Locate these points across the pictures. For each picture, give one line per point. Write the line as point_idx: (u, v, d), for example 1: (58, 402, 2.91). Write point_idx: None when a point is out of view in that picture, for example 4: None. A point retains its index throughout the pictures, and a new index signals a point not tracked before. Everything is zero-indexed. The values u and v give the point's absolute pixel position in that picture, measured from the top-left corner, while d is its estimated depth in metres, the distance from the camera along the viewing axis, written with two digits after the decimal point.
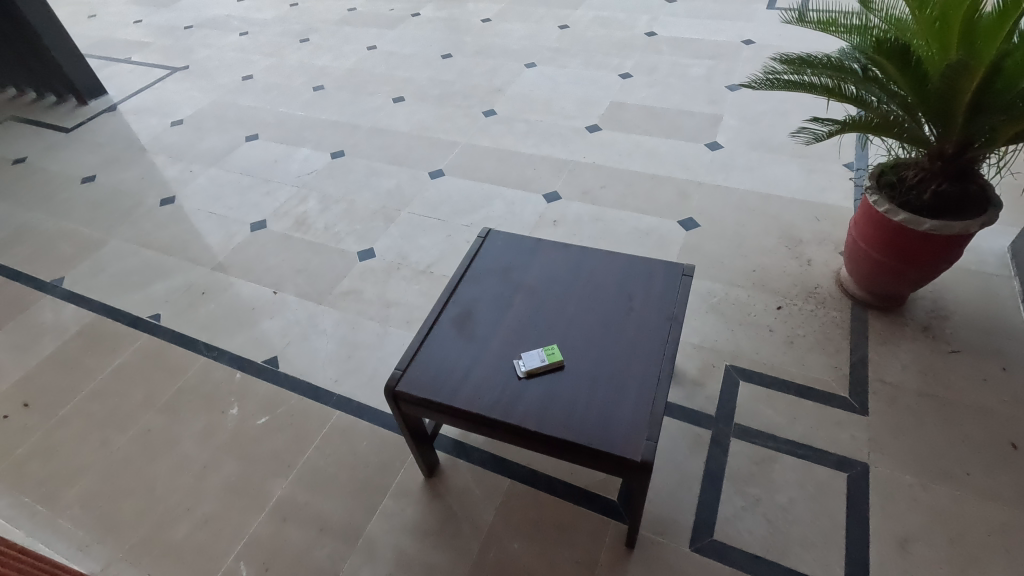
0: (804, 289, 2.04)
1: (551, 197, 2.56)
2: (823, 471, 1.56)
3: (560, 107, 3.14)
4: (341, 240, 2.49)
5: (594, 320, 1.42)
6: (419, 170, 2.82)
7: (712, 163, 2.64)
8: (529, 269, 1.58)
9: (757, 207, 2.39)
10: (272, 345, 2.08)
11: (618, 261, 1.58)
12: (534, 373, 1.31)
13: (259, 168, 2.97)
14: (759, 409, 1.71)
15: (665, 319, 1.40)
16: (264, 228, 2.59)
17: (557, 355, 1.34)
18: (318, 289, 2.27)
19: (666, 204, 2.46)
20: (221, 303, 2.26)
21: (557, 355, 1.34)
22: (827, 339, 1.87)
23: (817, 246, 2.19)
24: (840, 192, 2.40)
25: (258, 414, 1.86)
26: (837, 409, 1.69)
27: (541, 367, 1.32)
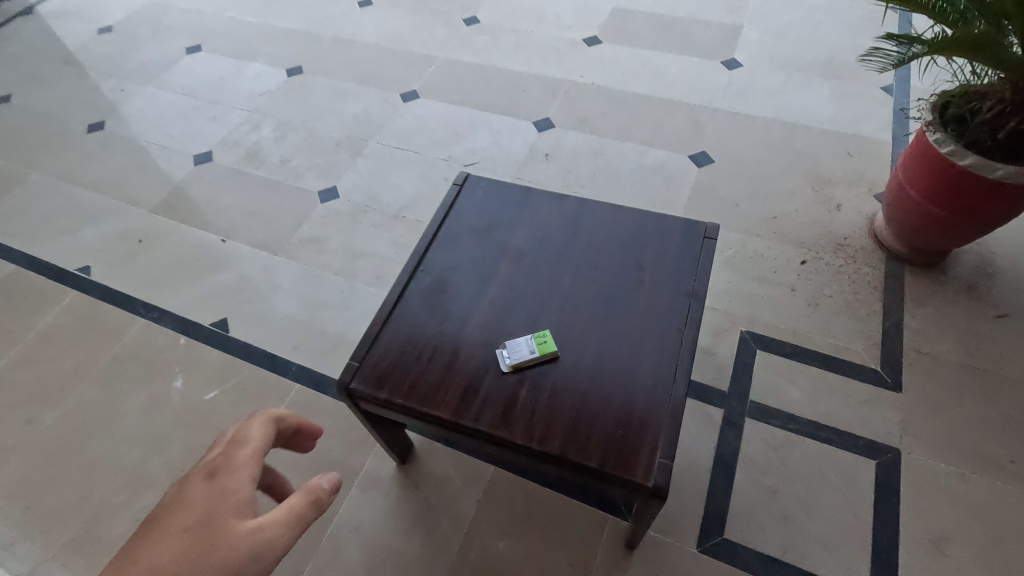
0: (833, 239, 1.77)
1: (543, 125, 2.21)
2: (849, 457, 1.38)
3: (554, 15, 2.69)
4: (299, 176, 2.14)
5: (597, 294, 1.16)
6: (389, 91, 2.42)
7: (731, 85, 2.27)
8: (517, 227, 1.29)
9: (781, 140, 2.06)
10: (221, 304, 1.80)
11: (625, 216, 1.28)
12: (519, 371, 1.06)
13: (204, 86, 2.54)
14: (779, 385, 1.50)
15: (683, 296, 1.13)
16: (210, 161, 2.24)
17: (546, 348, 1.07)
18: (274, 237, 1.96)
19: (676, 135, 2.12)
20: (162, 252, 1.95)
21: (547, 347, 1.07)
22: (858, 301, 1.63)
23: (849, 188, 1.89)
24: (877, 122, 2.07)
25: (207, 388, 1.63)
26: (867, 384, 1.48)
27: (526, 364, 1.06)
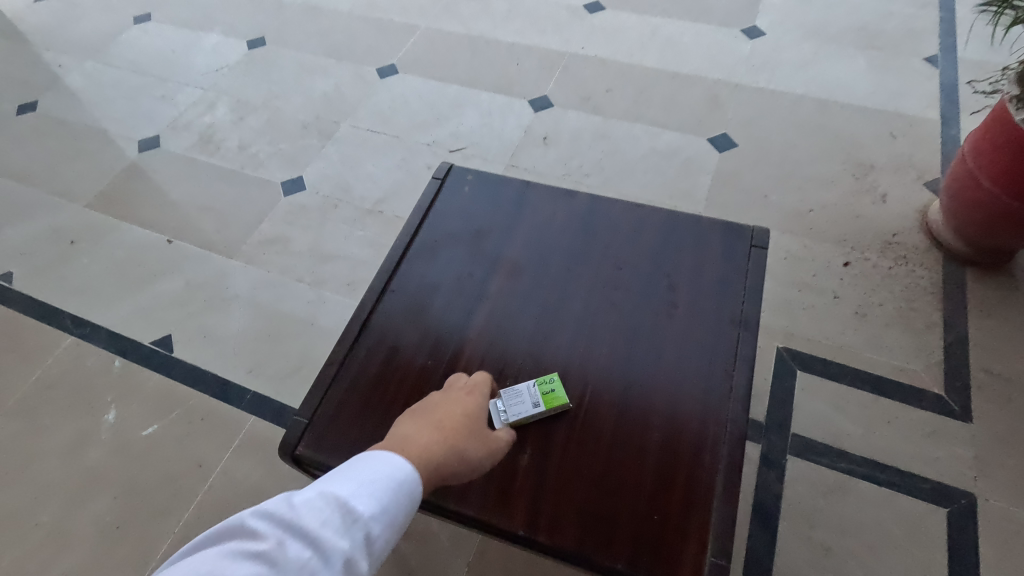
0: (880, 237, 1.53)
1: (540, 104, 1.93)
2: (913, 504, 1.15)
3: None
4: (259, 165, 1.86)
5: (618, 321, 0.91)
6: (364, 66, 2.13)
7: (753, 57, 2.00)
8: (514, 232, 1.03)
9: (813, 120, 1.80)
10: (165, 319, 1.54)
11: (650, 218, 1.03)
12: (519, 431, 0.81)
13: (152, 61, 2.23)
14: (825, 414, 1.26)
15: (730, 325, 0.88)
16: (157, 147, 1.94)
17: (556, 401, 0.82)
18: (229, 237, 1.69)
19: (692, 114, 1.85)
20: (97, 256, 1.67)
21: (555, 400, 0.82)
22: (912, 311, 1.39)
23: (895, 176, 1.64)
24: (922, 98, 1.81)
25: (145, 422, 1.36)
26: (930, 412, 1.25)
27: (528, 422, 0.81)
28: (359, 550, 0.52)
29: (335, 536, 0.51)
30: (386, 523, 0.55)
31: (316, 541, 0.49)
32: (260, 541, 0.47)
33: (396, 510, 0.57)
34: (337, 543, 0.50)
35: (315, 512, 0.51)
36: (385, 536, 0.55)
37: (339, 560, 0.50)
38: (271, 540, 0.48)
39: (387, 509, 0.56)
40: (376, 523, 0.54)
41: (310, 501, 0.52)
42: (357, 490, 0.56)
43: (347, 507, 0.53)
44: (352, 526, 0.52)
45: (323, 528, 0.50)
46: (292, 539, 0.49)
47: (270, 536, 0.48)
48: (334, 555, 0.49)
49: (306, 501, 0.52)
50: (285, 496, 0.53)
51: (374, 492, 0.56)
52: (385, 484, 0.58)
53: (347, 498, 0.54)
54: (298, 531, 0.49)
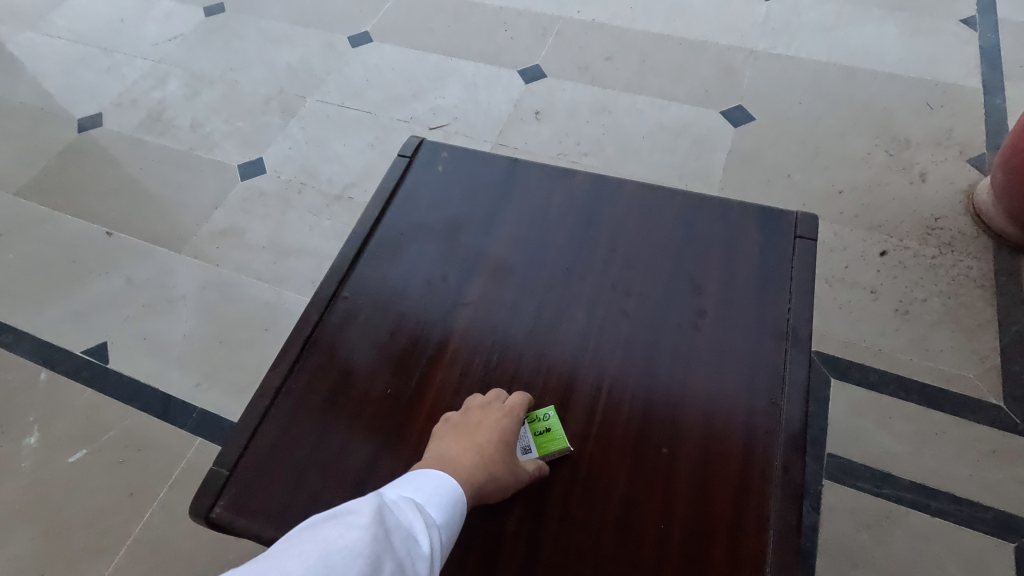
0: (919, 221, 1.34)
1: (532, 75, 1.71)
2: (974, 538, 0.97)
3: None
4: (214, 145, 1.64)
5: (630, 334, 0.72)
6: (334, 34, 1.90)
7: (770, 20, 1.79)
8: (499, 220, 0.83)
9: (839, 89, 1.60)
10: (100, 325, 1.33)
11: (666, 200, 0.83)
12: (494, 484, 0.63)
13: (97, 31, 1.99)
14: (866, 429, 1.08)
15: (774, 339, 0.69)
16: (99, 127, 1.72)
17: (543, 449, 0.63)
18: (178, 229, 1.48)
19: (703, 85, 1.65)
20: (25, 252, 1.46)
21: (544, 447, 0.63)
22: (961, 306, 1.21)
23: (933, 152, 1.45)
24: (960, 64, 1.61)
25: (73, 446, 1.17)
26: (987, 427, 1.07)
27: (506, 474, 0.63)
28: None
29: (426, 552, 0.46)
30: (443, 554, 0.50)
31: (413, 551, 0.45)
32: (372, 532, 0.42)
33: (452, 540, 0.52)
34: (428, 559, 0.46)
35: (404, 519, 0.47)
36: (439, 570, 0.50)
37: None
38: (380, 532, 0.43)
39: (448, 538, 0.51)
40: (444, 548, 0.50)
41: (395, 509, 0.48)
42: (427, 508, 0.51)
43: (426, 525, 0.49)
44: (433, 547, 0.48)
45: (411, 539, 0.45)
46: (395, 540, 0.44)
47: (380, 530, 0.43)
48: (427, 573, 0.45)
49: (392, 509, 0.48)
50: (369, 495, 0.47)
51: (442, 511, 0.52)
52: (441, 513, 0.52)
53: (422, 512, 0.50)
54: (398, 536, 0.45)
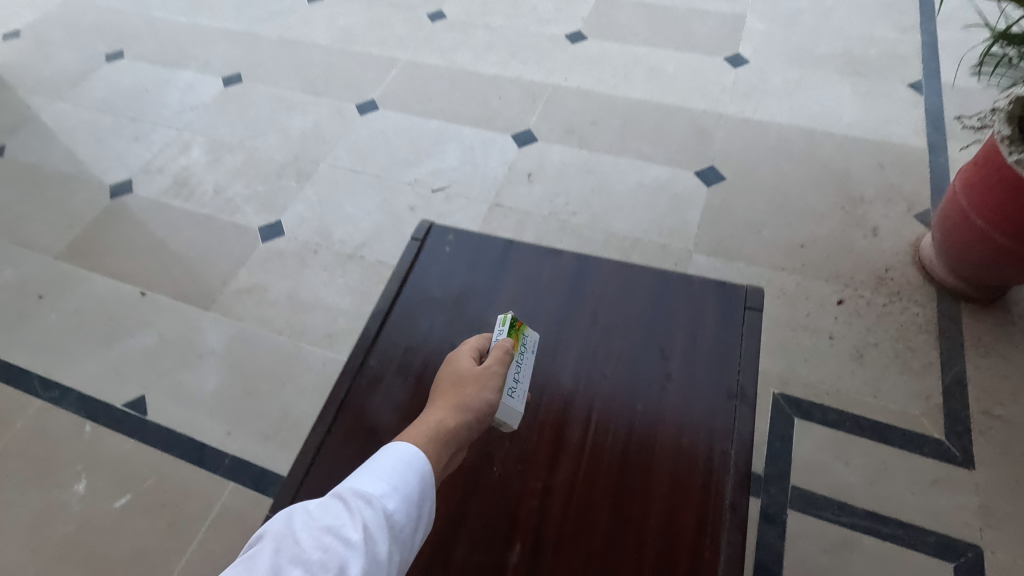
0: (871, 272, 1.50)
1: (524, 139, 1.89)
2: (920, 560, 1.11)
3: (532, 7, 2.36)
4: (236, 209, 1.80)
5: (609, 392, 0.87)
6: (343, 101, 2.08)
7: (739, 85, 1.98)
8: (498, 295, 0.99)
9: (801, 150, 1.78)
10: (137, 379, 1.47)
11: (637, 276, 0.99)
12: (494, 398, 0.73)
13: (124, 100, 2.17)
14: (825, 463, 1.22)
15: (727, 396, 0.84)
16: (129, 192, 1.87)
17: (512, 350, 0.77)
18: (205, 288, 1.63)
19: (679, 147, 1.82)
20: (66, 312, 1.60)
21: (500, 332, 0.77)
22: (909, 350, 1.36)
23: (884, 207, 1.62)
24: (908, 126, 1.80)
25: (116, 493, 1.30)
26: (931, 459, 1.21)
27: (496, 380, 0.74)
28: (402, 533, 0.54)
29: (372, 526, 0.51)
30: (413, 512, 0.56)
31: (352, 531, 0.49)
32: (294, 545, 0.47)
33: (426, 493, 0.58)
34: (377, 531, 0.51)
35: (344, 504, 0.52)
36: (421, 519, 0.57)
37: (386, 545, 0.51)
38: (310, 538, 0.48)
39: (415, 497, 0.57)
40: (407, 505, 0.56)
41: (334, 498, 0.53)
42: (375, 479, 0.56)
43: (372, 496, 0.54)
44: (385, 513, 0.53)
45: (346, 523, 0.50)
46: (328, 534, 0.48)
47: (306, 538, 0.48)
48: (378, 541, 0.51)
49: (332, 500, 0.53)
50: (289, 513, 0.51)
51: (394, 475, 0.57)
52: (378, 487, 0.55)
53: (367, 488, 0.55)
54: (332, 526, 0.49)
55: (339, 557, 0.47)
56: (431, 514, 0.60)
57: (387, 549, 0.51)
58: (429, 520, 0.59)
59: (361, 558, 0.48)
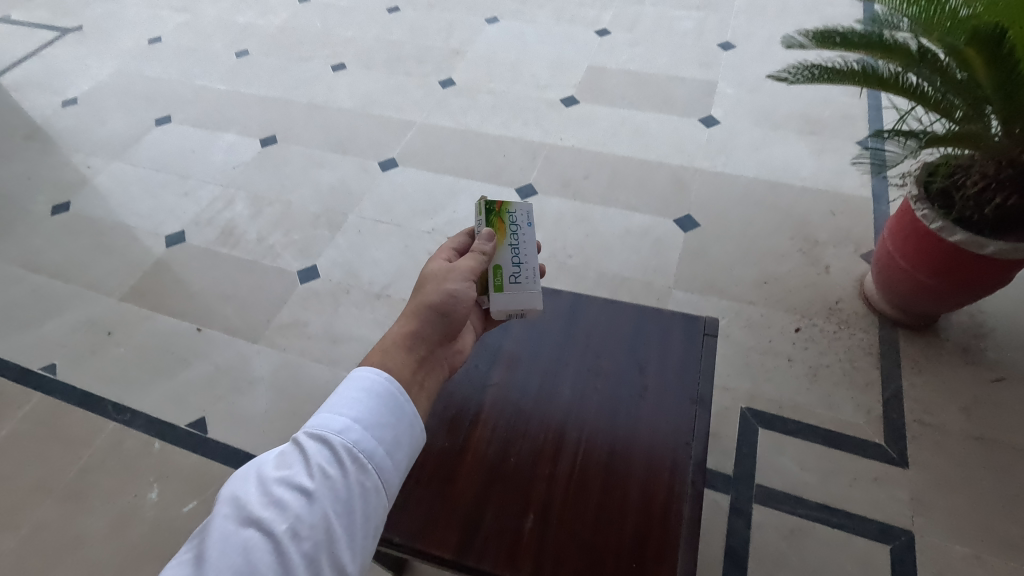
0: (824, 303, 1.76)
1: (526, 191, 2.18)
2: (863, 543, 1.33)
3: (530, 74, 2.69)
4: (277, 255, 2.07)
5: (599, 400, 1.12)
6: (367, 159, 2.38)
7: (711, 143, 2.28)
8: (511, 326, 1.25)
9: (765, 199, 2.07)
10: (197, 403, 1.71)
11: (619, 310, 1.26)
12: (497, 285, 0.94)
13: (174, 160, 2.47)
14: (785, 465, 1.46)
15: (690, 403, 1.09)
16: (182, 241, 2.14)
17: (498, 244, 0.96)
18: (252, 324, 1.88)
19: (661, 197, 2.11)
20: (132, 346, 1.85)
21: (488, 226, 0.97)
22: (855, 369, 1.61)
23: (836, 248, 1.89)
24: (856, 178, 2.09)
25: (184, 499, 1.52)
26: (873, 461, 1.45)
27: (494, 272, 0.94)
28: (368, 459, 0.62)
29: (327, 465, 0.59)
30: (373, 438, 0.63)
31: (305, 478, 0.57)
32: (249, 502, 0.55)
33: (390, 415, 0.66)
34: (332, 470, 0.59)
35: (300, 452, 0.60)
36: (392, 440, 0.65)
37: (345, 478, 0.59)
38: (265, 493, 0.56)
39: (375, 424, 0.64)
40: (368, 433, 0.63)
41: (292, 448, 0.61)
42: (331, 416, 0.63)
43: (327, 435, 0.61)
44: (344, 446, 0.61)
45: (301, 473, 0.58)
46: (282, 485, 0.57)
47: (262, 495, 0.56)
48: (335, 477, 0.59)
49: (291, 450, 0.61)
50: (250, 471, 0.59)
51: (351, 409, 0.64)
52: (334, 426, 0.62)
53: (323, 428, 0.62)
54: (286, 478, 0.57)
55: (293, 506, 0.55)
56: (406, 430, 0.67)
57: (348, 482, 0.59)
58: (405, 437, 0.67)
59: (315, 501, 0.56)
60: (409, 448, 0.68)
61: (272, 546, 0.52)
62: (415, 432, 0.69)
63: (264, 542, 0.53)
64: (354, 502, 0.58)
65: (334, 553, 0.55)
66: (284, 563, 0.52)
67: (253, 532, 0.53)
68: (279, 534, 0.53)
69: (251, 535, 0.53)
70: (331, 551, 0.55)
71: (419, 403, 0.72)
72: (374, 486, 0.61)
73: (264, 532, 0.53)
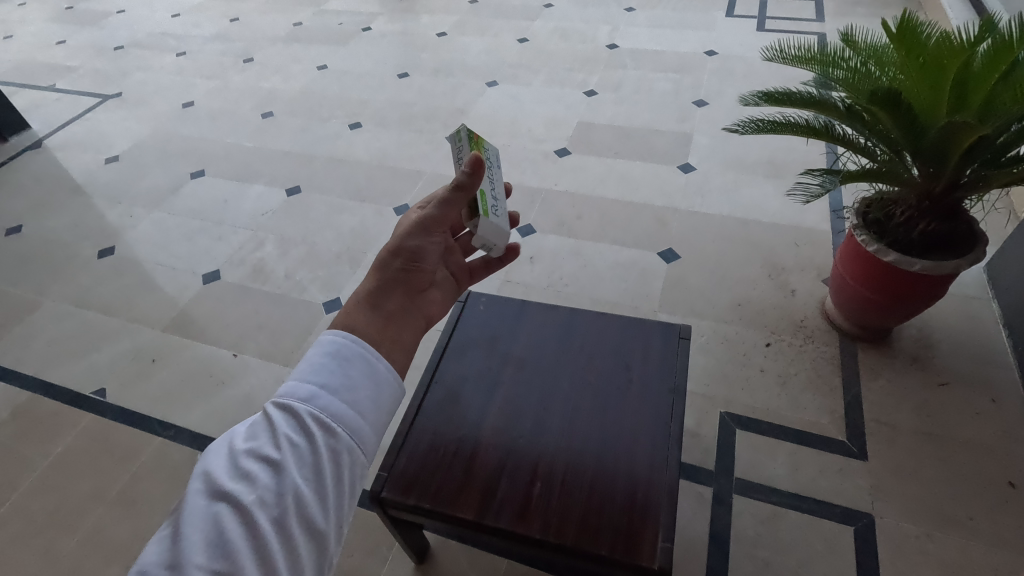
0: (792, 322, 2.00)
1: (526, 230, 2.45)
2: (829, 525, 1.51)
3: (527, 129, 3.03)
4: (303, 289, 2.31)
5: (592, 393, 1.34)
6: (383, 205, 2.66)
7: (689, 186, 2.58)
8: (517, 337, 1.48)
9: (737, 234, 2.34)
10: (235, 419, 1.90)
11: (607, 322, 1.49)
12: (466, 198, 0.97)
13: (208, 209, 2.75)
14: (760, 460, 1.65)
15: (668, 393, 1.31)
16: (218, 279, 2.39)
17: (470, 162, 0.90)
18: (283, 350, 2.10)
19: (645, 234, 2.38)
20: (174, 371, 2.05)
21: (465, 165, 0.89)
22: (820, 377, 1.83)
23: (800, 274, 2.15)
24: (816, 214, 2.37)
25: None
26: (836, 454, 1.65)
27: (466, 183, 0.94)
28: (336, 423, 0.63)
29: (293, 434, 0.61)
30: (340, 401, 0.64)
31: (272, 448, 0.59)
32: (219, 475, 0.57)
33: (357, 378, 0.67)
34: (299, 438, 0.60)
35: (269, 423, 0.62)
36: (362, 401, 0.66)
37: (312, 445, 0.60)
38: (235, 465, 0.58)
39: (341, 388, 0.65)
40: (335, 398, 0.64)
41: (263, 420, 0.63)
42: (298, 386, 0.64)
43: (294, 404, 0.63)
44: (311, 413, 0.62)
45: (268, 443, 0.59)
46: (250, 457, 0.58)
47: (233, 468, 0.58)
48: (302, 445, 0.60)
49: (262, 423, 0.63)
50: (223, 449, 0.61)
51: (316, 375, 0.65)
52: (298, 397, 0.63)
53: (290, 398, 0.64)
54: (255, 449, 0.59)
55: (261, 477, 0.57)
56: (376, 390, 0.68)
57: (315, 449, 0.60)
58: (376, 398, 0.68)
59: (283, 469, 0.58)
60: (382, 406, 0.68)
61: (241, 514, 0.54)
62: (387, 390, 0.70)
63: (234, 510, 0.54)
64: (323, 466, 0.59)
65: (305, 515, 0.56)
66: (253, 529, 0.53)
67: (224, 503, 0.54)
68: (246, 503, 0.54)
69: (221, 506, 0.54)
70: (302, 515, 0.56)
71: (392, 357, 0.74)
72: (345, 448, 0.62)
73: (234, 501, 0.54)
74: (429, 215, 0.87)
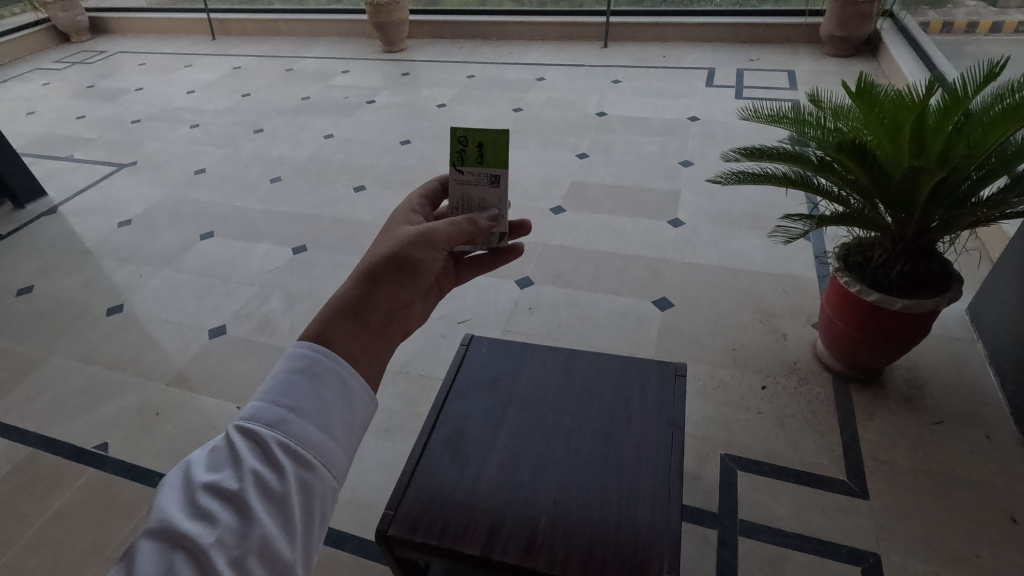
0: (785, 365, 2.05)
1: (524, 282, 2.54)
2: (836, 565, 1.50)
3: (524, 189, 3.18)
4: None
5: (594, 430, 1.37)
6: None
7: (679, 239, 2.70)
8: (518, 378, 1.53)
9: (728, 282, 2.43)
10: None
11: (606, 361, 1.55)
12: (464, 158, 0.89)
13: (216, 267, 2.84)
14: (763, 501, 1.66)
15: (668, 428, 1.35)
16: (224, 333, 2.44)
17: (505, 153, 0.86)
18: None
19: (640, 284, 2.47)
20: (178, 424, 2.07)
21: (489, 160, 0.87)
22: (817, 418, 1.86)
23: (790, 319, 2.22)
24: (802, 263, 2.48)
25: None
26: (838, 493, 1.66)
27: (489, 148, 0.87)
28: (308, 450, 0.56)
29: (260, 467, 0.54)
30: (315, 425, 0.58)
31: (236, 483, 0.52)
32: (172, 515, 0.49)
33: (333, 399, 0.61)
34: (266, 471, 0.54)
35: (232, 452, 0.55)
36: (336, 425, 0.60)
37: (281, 478, 0.54)
38: (193, 503, 0.51)
39: (313, 411, 0.59)
40: (307, 423, 0.58)
41: (225, 446, 0.56)
42: (264, 408, 0.58)
43: (260, 430, 0.56)
44: (279, 441, 0.56)
45: (230, 477, 0.53)
46: (210, 495, 0.52)
47: (190, 507, 0.51)
48: (270, 478, 0.54)
49: (223, 450, 0.56)
50: (180, 483, 0.54)
51: (286, 396, 0.58)
52: (265, 423, 0.57)
53: (256, 423, 0.57)
54: (215, 484, 0.52)
55: (222, 517, 0.50)
56: (352, 410, 0.62)
57: (284, 482, 0.54)
58: (350, 420, 0.62)
59: (247, 507, 0.51)
60: (356, 427, 0.62)
61: (197, 559, 0.47)
62: (362, 409, 0.64)
63: (190, 558, 0.47)
64: (291, 502, 0.53)
65: (271, 558, 0.50)
66: None
67: (179, 550, 0.47)
68: (203, 548, 0.47)
69: (175, 554, 0.47)
70: (267, 558, 0.50)
71: (369, 372, 0.67)
72: (317, 479, 0.56)
73: (190, 547, 0.47)
74: (435, 229, 0.81)
